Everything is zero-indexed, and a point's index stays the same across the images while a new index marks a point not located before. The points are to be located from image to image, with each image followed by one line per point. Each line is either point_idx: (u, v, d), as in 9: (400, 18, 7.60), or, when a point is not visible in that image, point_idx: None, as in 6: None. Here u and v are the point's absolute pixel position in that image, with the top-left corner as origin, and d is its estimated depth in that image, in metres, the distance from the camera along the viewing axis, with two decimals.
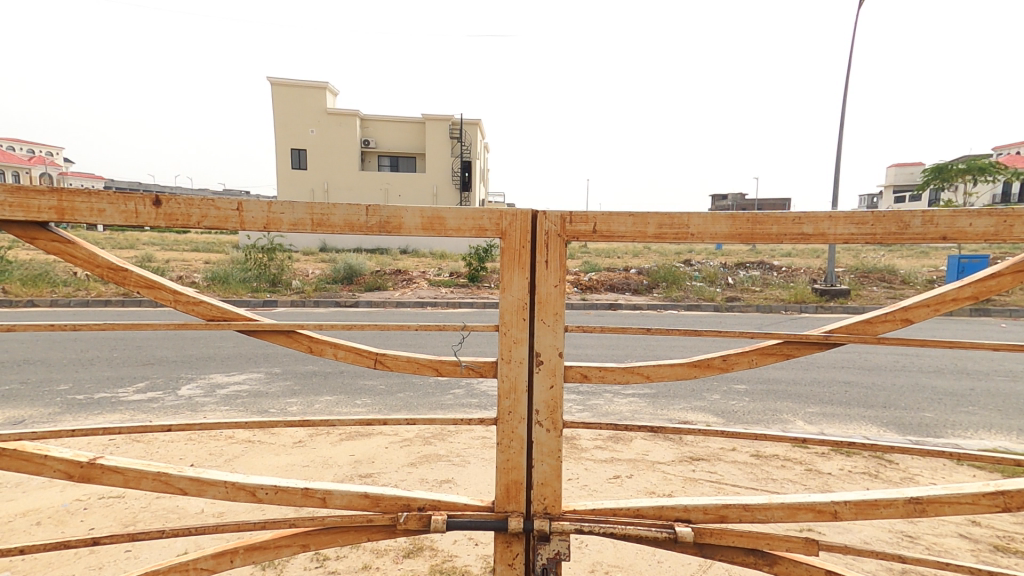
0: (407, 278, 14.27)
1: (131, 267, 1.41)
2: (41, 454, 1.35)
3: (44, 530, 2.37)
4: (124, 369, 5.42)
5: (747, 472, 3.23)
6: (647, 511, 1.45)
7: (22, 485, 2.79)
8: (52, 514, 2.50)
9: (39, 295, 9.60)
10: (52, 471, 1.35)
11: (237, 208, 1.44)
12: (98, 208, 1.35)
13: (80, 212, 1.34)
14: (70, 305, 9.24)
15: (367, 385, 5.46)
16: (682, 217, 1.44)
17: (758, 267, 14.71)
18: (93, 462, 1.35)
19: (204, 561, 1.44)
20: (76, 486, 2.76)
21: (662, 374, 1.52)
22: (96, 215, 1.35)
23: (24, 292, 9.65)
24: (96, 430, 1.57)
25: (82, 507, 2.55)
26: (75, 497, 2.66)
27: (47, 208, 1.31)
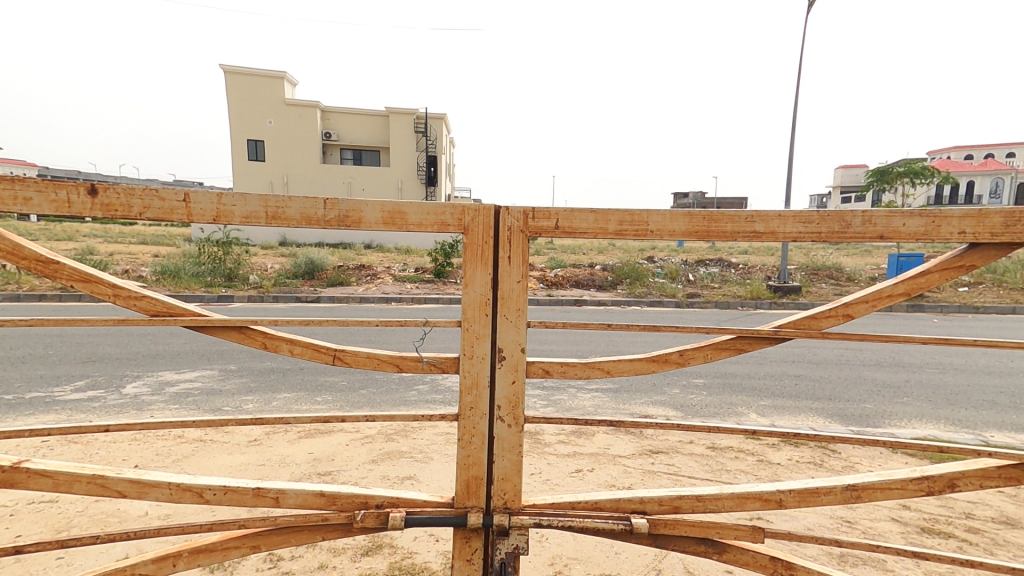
0: (371, 273, 14.06)
1: (64, 259, 1.33)
2: None
3: None
4: (63, 367, 5.14)
5: (702, 464, 3.32)
6: (604, 504, 1.48)
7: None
8: None
9: None
10: None
11: (184, 199, 1.37)
12: (24, 196, 1.27)
13: (6, 201, 1.26)
14: (2, 300, 8.70)
15: (328, 382, 5.36)
16: (642, 214, 1.46)
17: (716, 264, 15.11)
18: (18, 466, 1.27)
19: (143, 567, 1.38)
20: (4, 491, 2.61)
21: (622, 369, 1.54)
22: (23, 204, 1.27)
23: None
24: (24, 431, 1.48)
25: (10, 513, 2.42)
26: (2, 503, 2.51)
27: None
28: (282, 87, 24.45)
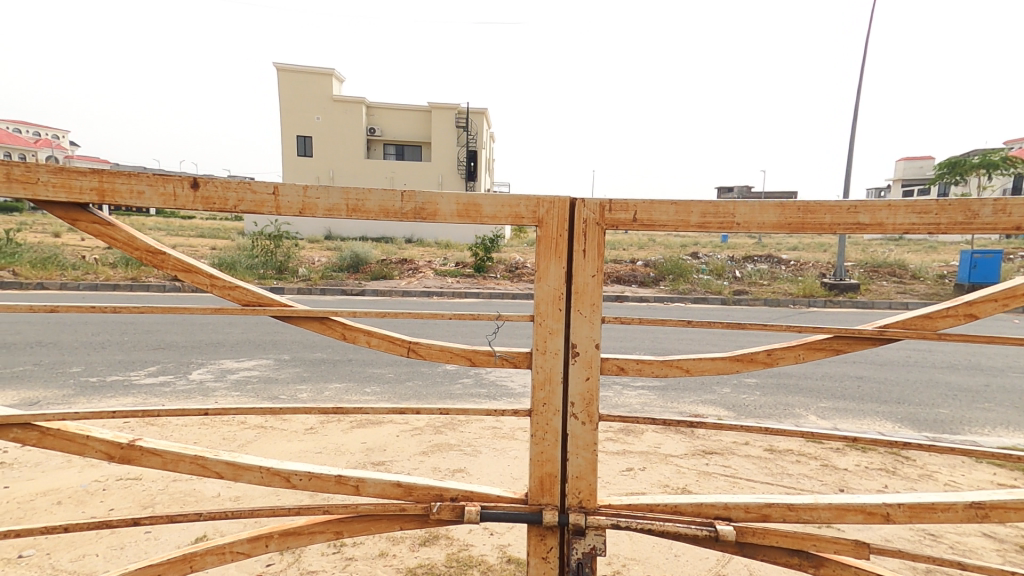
0: (412, 267, 14.23)
1: (169, 250, 1.38)
2: (83, 434, 1.34)
3: (66, 510, 2.37)
4: (135, 353, 5.43)
5: (761, 467, 3.22)
6: (685, 508, 1.44)
7: (40, 465, 2.80)
8: (73, 494, 2.51)
9: (51, 277, 9.65)
10: (94, 452, 1.33)
11: (273, 192, 1.40)
12: (138, 189, 1.32)
13: (120, 193, 1.31)
14: (80, 288, 9.25)
15: (375, 373, 5.46)
16: (728, 205, 1.40)
17: (766, 261, 14.64)
18: (133, 444, 1.34)
19: (240, 545, 1.42)
20: (97, 467, 2.77)
21: (702, 368, 1.48)
22: (135, 196, 1.33)
23: (35, 275, 9.68)
24: (135, 414, 1.58)
25: (102, 488, 2.56)
26: (95, 477, 2.67)
27: (89, 189, 1.29)
28: (330, 84, 25.04)
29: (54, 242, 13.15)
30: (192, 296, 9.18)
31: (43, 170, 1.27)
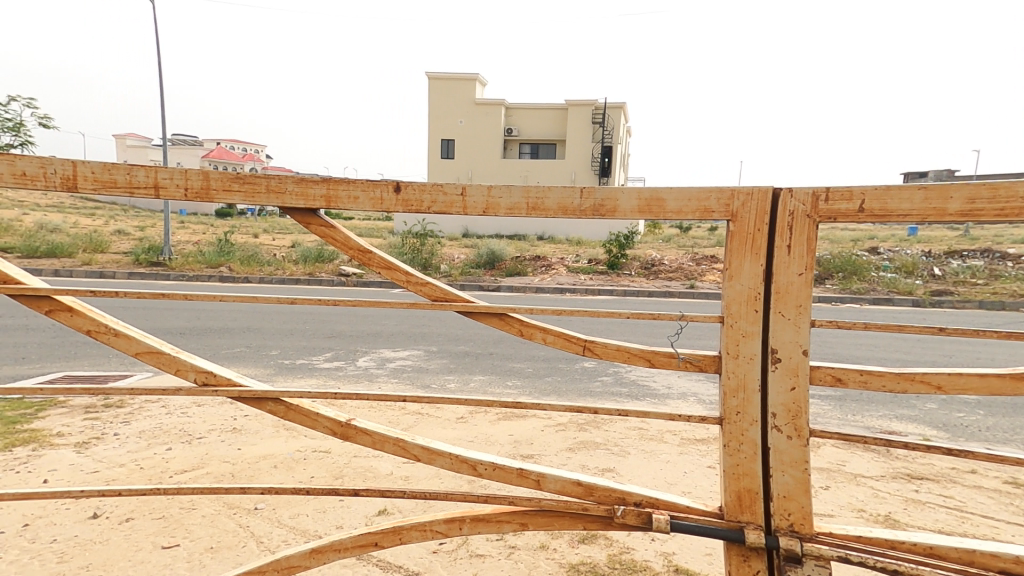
0: (545, 265, 14.29)
1: (376, 250, 1.45)
2: (313, 409, 1.42)
3: (281, 474, 2.69)
4: (315, 340, 6.11)
5: (1000, 503, 2.66)
6: (948, 553, 1.25)
7: (257, 433, 3.20)
8: (282, 461, 2.83)
9: (251, 272, 11.29)
10: (322, 427, 1.41)
11: (461, 193, 1.40)
12: (355, 194, 1.37)
13: (342, 200, 1.38)
14: (273, 282, 10.72)
15: (515, 367, 5.53)
16: (1010, 187, 1.16)
17: (973, 258, 12.33)
18: (350, 422, 1.41)
19: (438, 525, 1.39)
20: (298, 438, 3.11)
21: (962, 385, 1.23)
22: (353, 202, 1.39)
23: (241, 269, 11.43)
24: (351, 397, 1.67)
25: (304, 457, 2.87)
26: (298, 448, 2.99)
27: (320, 196, 1.37)
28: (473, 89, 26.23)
29: (253, 242, 15.45)
30: (354, 290, 10.16)
31: (288, 181, 1.37)
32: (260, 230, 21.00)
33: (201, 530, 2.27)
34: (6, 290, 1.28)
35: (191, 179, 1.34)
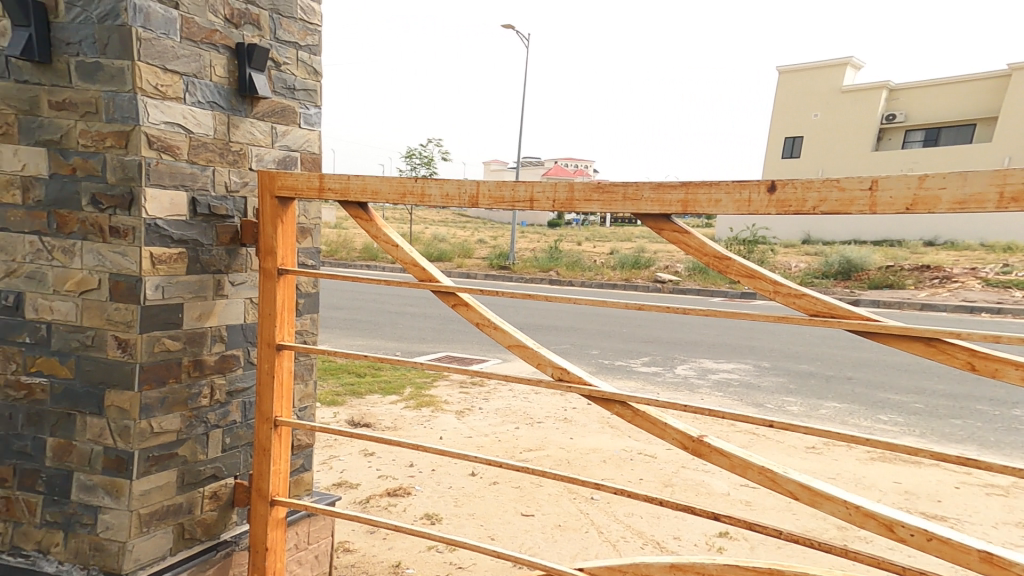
0: (938, 275, 11.34)
1: (737, 255, 1.16)
2: (659, 419, 1.28)
3: (613, 471, 2.77)
4: (631, 343, 6.19)
5: None
6: None
7: (585, 425, 3.38)
8: (614, 457, 2.93)
9: (575, 277, 12.37)
10: (671, 440, 1.26)
11: (867, 187, 1.00)
12: (715, 199, 1.12)
13: (700, 203, 1.14)
14: (592, 286, 11.50)
15: (885, 400, 4.46)
16: None
17: None
18: (702, 440, 1.22)
19: None
20: (620, 436, 3.18)
21: None
22: (713, 206, 1.13)
23: (567, 274, 12.63)
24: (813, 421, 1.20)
25: (634, 458, 2.91)
26: (623, 447, 3.04)
27: (676, 201, 1.15)
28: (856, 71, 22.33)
29: (581, 249, 16.92)
30: (675, 298, 10.07)
31: (643, 185, 1.18)
32: (588, 238, 22.91)
33: (552, 506, 2.47)
34: (431, 288, 1.44)
35: (557, 190, 1.27)
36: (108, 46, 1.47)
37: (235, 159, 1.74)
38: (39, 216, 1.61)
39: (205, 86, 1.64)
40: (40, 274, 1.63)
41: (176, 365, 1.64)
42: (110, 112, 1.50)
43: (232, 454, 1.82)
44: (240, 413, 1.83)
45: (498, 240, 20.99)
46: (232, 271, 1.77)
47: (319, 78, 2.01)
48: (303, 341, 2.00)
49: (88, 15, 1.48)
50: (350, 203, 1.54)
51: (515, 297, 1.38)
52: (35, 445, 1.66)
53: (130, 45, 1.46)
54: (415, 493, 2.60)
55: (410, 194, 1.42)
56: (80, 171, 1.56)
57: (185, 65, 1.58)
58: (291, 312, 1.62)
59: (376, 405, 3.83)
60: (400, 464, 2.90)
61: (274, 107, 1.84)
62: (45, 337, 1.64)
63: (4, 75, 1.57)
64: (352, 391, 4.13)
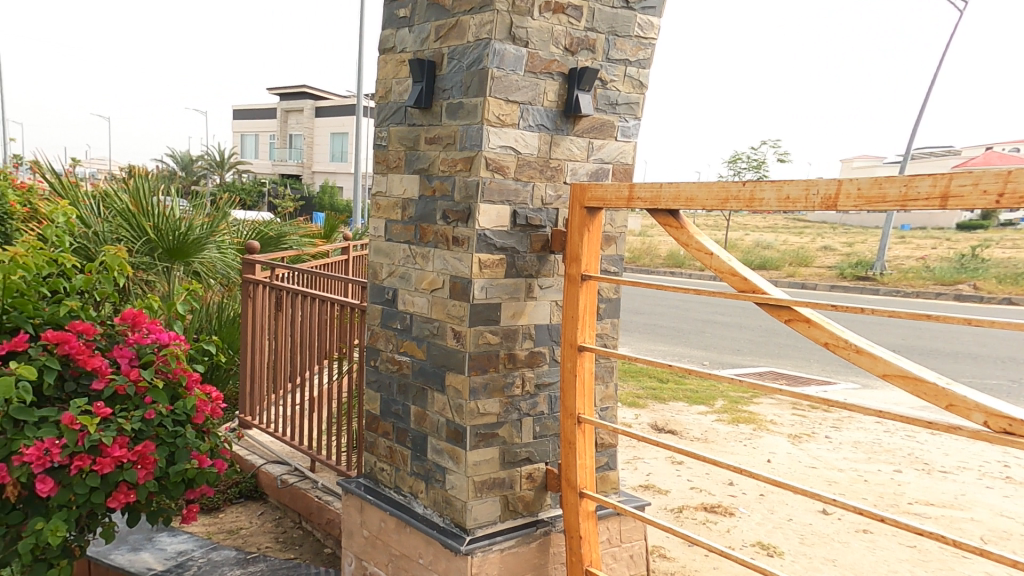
0: None
1: None
2: None
3: None
4: None
5: None
6: None
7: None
8: None
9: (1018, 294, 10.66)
10: None
11: None
12: None
13: None
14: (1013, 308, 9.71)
15: None
16: None
17: None
18: None
19: None
20: None
21: None
22: None
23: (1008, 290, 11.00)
24: None
25: None
26: None
27: None
28: None
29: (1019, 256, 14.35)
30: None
31: None
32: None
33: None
34: (754, 300, 1.33)
35: (1009, 182, 1.03)
36: (470, 88, 1.80)
37: (553, 174, 1.92)
38: (410, 229, 2.06)
39: (537, 111, 1.86)
40: (408, 275, 2.09)
41: (497, 357, 1.90)
42: (463, 142, 1.82)
43: (544, 443, 2.02)
44: (547, 406, 2.01)
45: (811, 245, 18.61)
46: (541, 277, 1.95)
47: (642, 91, 2.07)
48: (603, 344, 2.10)
49: (460, 64, 1.83)
50: (659, 212, 1.57)
51: (888, 314, 1.21)
52: (404, 410, 2.12)
53: (485, 83, 1.75)
54: (737, 516, 2.88)
55: (733, 199, 1.38)
56: (438, 192, 1.94)
57: (524, 95, 1.82)
58: (590, 316, 1.72)
59: (681, 413, 4.36)
60: (718, 481, 3.26)
61: (594, 123, 1.98)
62: (409, 325, 2.09)
63: (403, 121, 2.05)
64: (656, 395, 4.78)
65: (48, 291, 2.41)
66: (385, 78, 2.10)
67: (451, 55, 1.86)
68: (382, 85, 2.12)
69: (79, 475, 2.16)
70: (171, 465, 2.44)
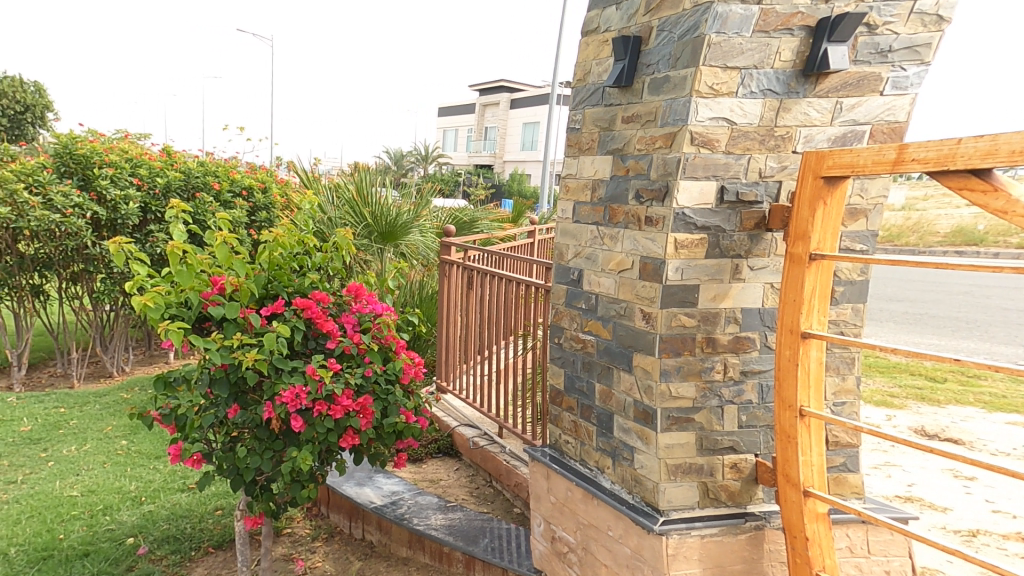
0: None
1: None
2: None
3: None
4: None
5: None
6: None
7: None
8: None
9: None
10: None
11: None
12: None
13: None
14: None
15: None
16: None
17: None
18: None
19: None
20: None
21: None
22: None
23: None
24: None
25: None
26: None
27: None
28: None
29: None
30: None
31: None
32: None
33: None
34: None
35: None
36: (680, 59, 1.75)
37: (779, 144, 1.78)
38: (600, 211, 2.09)
39: (765, 75, 1.73)
40: (594, 255, 2.12)
41: (692, 340, 1.84)
42: (665, 117, 1.79)
43: (752, 433, 1.91)
44: (756, 394, 1.90)
45: None
46: (753, 256, 1.82)
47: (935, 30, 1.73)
48: (840, 332, 1.90)
49: (671, 35, 1.79)
50: (954, 174, 1.32)
51: None
52: (589, 387, 2.17)
53: (699, 51, 1.69)
54: None
55: None
56: (632, 172, 1.93)
57: (748, 59, 1.71)
58: (822, 299, 1.60)
59: (967, 421, 4.16)
60: None
61: (849, 78, 1.74)
62: (594, 305, 2.12)
63: (599, 102, 2.07)
64: (930, 397, 4.74)
65: (297, 265, 2.91)
66: (585, 60, 2.14)
67: (660, 26, 1.83)
68: (581, 68, 2.16)
69: (320, 418, 2.63)
70: (385, 418, 2.87)
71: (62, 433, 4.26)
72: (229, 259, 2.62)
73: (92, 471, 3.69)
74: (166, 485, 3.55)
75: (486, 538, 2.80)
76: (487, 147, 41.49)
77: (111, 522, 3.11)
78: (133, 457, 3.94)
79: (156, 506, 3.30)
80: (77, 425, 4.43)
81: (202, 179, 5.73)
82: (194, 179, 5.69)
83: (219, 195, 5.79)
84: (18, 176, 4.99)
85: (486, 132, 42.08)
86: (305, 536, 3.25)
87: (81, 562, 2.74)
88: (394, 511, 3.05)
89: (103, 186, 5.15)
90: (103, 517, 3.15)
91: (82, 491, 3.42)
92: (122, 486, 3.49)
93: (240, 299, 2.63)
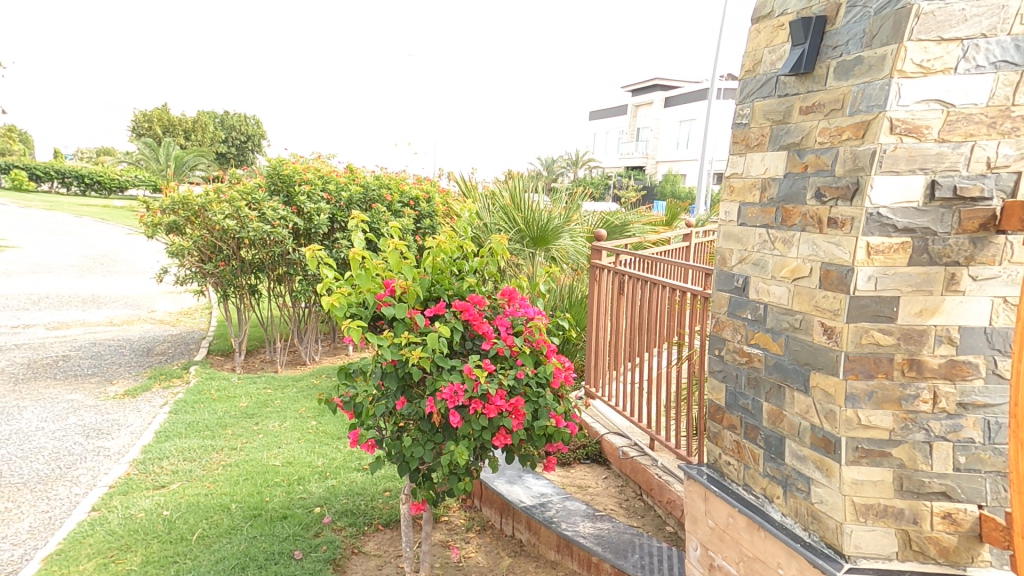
0: None
1: None
2: None
3: None
4: None
5: None
6: None
7: None
8: None
9: None
10: None
11: None
12: None
13: None
14: None
15: None
16: None
17: None
18: None
19: None
20: None
21: None
22: None
23: None
24: None
25: None
26: None
27: None
28: None
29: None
30: None
31: None
32: None
33: None
34: None
35: None
36: (876, 36, 1.52)
37: (1016, 127, 1.46)
38: (770, 212, 1.89)
39: (997, 44, 1.44)
40: (763, 262, 1.92)
41: (888, 361, 1.58)
42: (856, 104, 1.57)
43: (974, 479, 1.58)
44: (979, 432, 1.57)
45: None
46: (975, 264, 1.51)
47: None
48: None
49: (865, 10, 1.56)
50: None
51: None
52: (754, 406, 1.98)
53: (903, 25, 1.45)
54: None
55: None
56: (811, 168, 1.72)
57: (973, 27, 1.44)
58: None
59: None
60: None
61: None
62: (763, 316, 1.93)
63: (772, 92, 1.88)
64: None
65: (456, 269, 3.09)
66: (756, 49, 1.97)
67: (851, 2, 1.61)
68: (751, 57, 1.99)
69: (475, 415, 2.76)
70: (536, 420, 2.93)
71: (269, 411, 5.05)
72: (399, 264, 2.88)
73: (290, 446, 4.31)
74: (345, 463, 4.01)
75: (636, 553, 2.71)
76: (638, 148, 40.55)
77: (303, 492, 3.60)
78: (321, 436, 4.53)
79: (338, 481, 3.74)
80: (280, 405, 5.22)
81: (377, 192, 6.41)
82: (371, 192, 6.40)
83: (391, 205, 6.42)
84: (241, 195, 6.04)
85: (638, 133, 41.15)
86: (460, 525, 3.44)
87: (280, 523, 3.20)
88: (543, 513, 3.10)
89: (301, 201, 6.02)
90: (297, 487, 3.66)
91: (283, 461, 4.01)
92: (312, 460, 4.03)
93: (407, 300, 2.88)
